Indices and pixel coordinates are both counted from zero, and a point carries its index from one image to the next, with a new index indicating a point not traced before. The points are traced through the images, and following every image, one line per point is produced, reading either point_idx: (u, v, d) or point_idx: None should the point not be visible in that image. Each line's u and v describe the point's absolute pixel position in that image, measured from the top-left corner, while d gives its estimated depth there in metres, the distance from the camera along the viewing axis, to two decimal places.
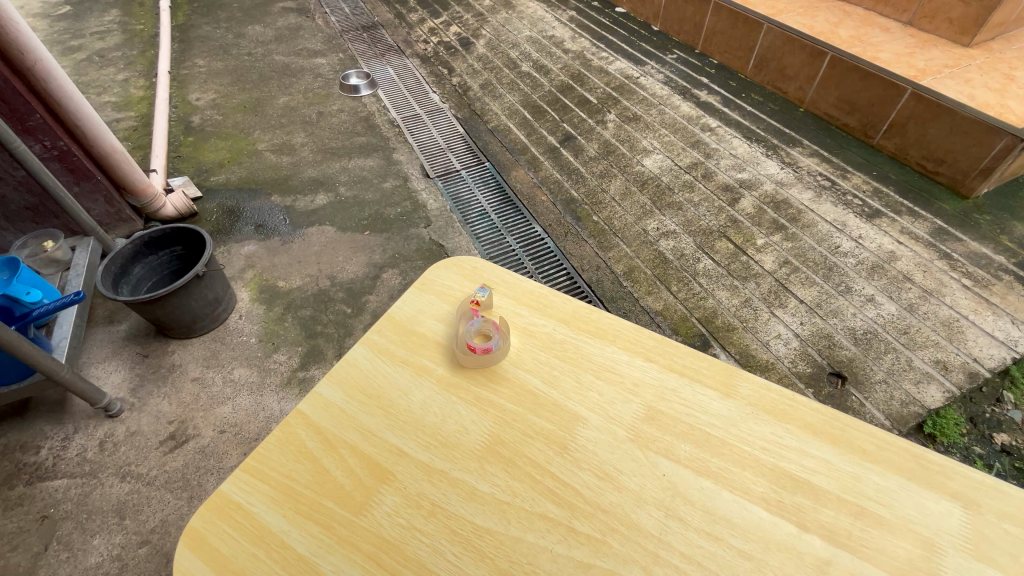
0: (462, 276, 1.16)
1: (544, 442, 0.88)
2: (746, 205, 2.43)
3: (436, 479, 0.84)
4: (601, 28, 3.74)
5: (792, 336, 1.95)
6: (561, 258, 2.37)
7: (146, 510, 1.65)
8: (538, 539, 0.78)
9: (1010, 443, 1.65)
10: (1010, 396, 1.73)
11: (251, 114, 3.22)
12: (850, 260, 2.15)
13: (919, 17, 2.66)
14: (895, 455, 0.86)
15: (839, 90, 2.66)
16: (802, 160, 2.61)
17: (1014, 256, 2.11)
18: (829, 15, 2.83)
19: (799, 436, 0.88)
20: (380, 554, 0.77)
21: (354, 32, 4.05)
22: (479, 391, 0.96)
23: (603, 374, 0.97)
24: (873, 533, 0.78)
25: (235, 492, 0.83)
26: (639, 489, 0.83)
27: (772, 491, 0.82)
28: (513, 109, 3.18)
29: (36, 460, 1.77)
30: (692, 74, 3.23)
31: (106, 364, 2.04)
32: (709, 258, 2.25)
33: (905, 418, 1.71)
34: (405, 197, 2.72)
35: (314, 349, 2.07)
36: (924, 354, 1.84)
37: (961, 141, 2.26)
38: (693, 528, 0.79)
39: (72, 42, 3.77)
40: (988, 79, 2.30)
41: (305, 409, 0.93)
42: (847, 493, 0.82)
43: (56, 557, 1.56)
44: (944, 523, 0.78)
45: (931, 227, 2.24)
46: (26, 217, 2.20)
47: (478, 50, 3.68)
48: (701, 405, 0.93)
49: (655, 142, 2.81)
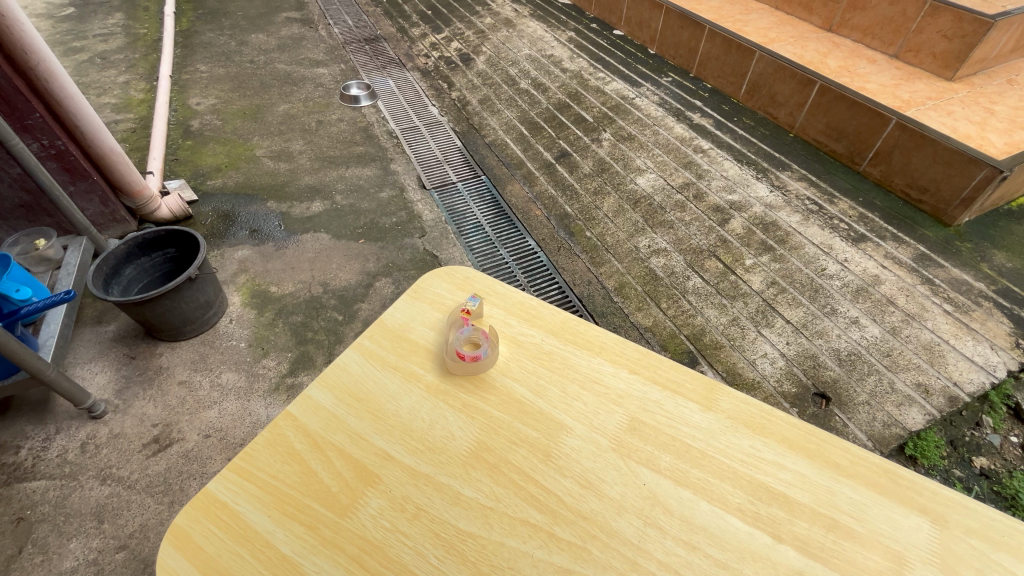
0: (454, 285, 1.19)
1: (529, 450, 0.90)
2: (735, 225, 2.49)
3: (422, 483, 0.85)
4: (599, 50, 3.83)
5: (778, 355, 1.99)
6: (552, 271, 2.41)
7: (125, 514, 1.63)
8: (519, 545, 0.79)
9: (989, 467, 1.68)
10: (989, 420, 1.78)
11: (251, 121, 3.25)
12: (835, 283, 2.20)
13: (904, 51, 2.76)
14: (869, 471, 0.89)
15: (828, 116, 2.75)
16: (790, 184, 2.68)
17: (994, 284, 2.18)
18: (819, 45, 2.94)
19: (777, 450, 0.91)
20: (363, 556, 0.78)
21: (357, 44, 4.13)
22: (466, 398, 0.97)
23: (588, 384, 1.00)
24: (844, 545, 0.80)
25: (222, 492, 0.84)
26: (619, 497, 0.85)
27: (748, 503, 0.84)
28: (510, 124, 3.25)
29: (15, 460, 1.75)
30: (687, 96, 3.32)
31: (92, 365, 2.03)
32: (698, 277, 2.29)
33: (887, 440, 1.73)
34: (401, 207, 2.75)
35: (303, 356, 2.07)
36: (906, 377, 1.88)
37: (943, 170, 2.33)
38: (671, 537, 0.81)
39: (74, 43, 3.80)
40: (970, 113, 2.40)
41: (295, 411, 0.95)
42: (821, 506, 0.84)
43: (30, 560, 1.54)
44: (913, 537, 0.81)
45: (915, 253, 2.30)
46: (19, 215, 2.20)
47: (478, 66, 3.76)
48: (682, 417, 0.95)
49: (648, 162, 2.87)
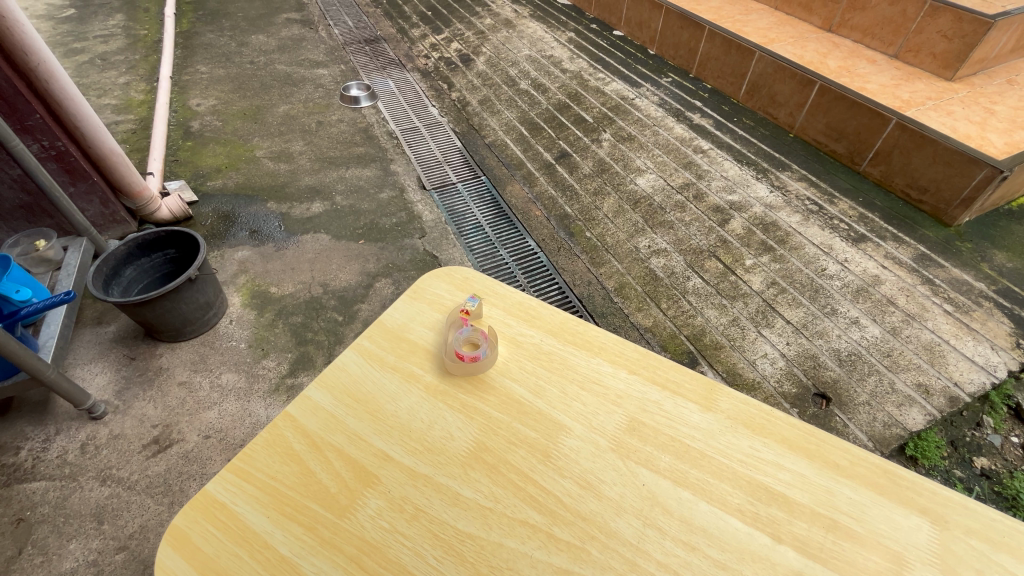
0: (454, 286, 1.19)
1: (528, 450, 0.90)
2: (735, 225, 2.49)
3: (421, 484, 0.85)
4: (599, 50, 3.84)
5: (779, 355, 1.99)
6: (552, 272, 2.41)
7: (125, 515, 1.63)
8: (518, 545, 0.79)
9: (989, 467, 1.68)
10: (989, 421, 1.78)
11: (251, 122, 3.25)
12: (836, 283, 2.20)
13: (904, 51, 2.76)
14: (868, 471, 0.89)
15: (828, 117, 2.74)
16: (790, 184, 2.68)
17: (994, 284, 2.17)
18: (819, 45, 2.94)
19: (776, 450, 0.91)
20: (362, 556, 0.78)
21: (357, 44, 4.13)
22: (465, 398, 0.97)
23: (588, 385, 0.99)
24: (844, 546, 0.80)
25: (221, 492, 0.84)
26: (618, 498, 0.85)
27: (748, 503, 0.84)
28: (510, 125, 3.25)
29: (15, 461, 1.75)
30: (686, 97, 3.32)
31: (92, 366, 2.03)
32: (698, 277, 2.29)
33: (887, 440, 1.73)
34: (401, 208, 2.75)
35: (303, 356, 2.07)
36: (907, 377, 1.88)
37: (943, 170, 2.33)
38: (671, 538, 0.81)
39: (75, 45, 3.80)
40: (970, 113, 2.39)
41: (295, 411, 0.95)
42: (820, 506, 0.84)
43: (30, 561, 1.54)
44: (913, 537, 0.81)
45: (915, 253, 2.30)
46: (19, 216, 2.20)
47: (478, 66, 3.76)
48: (681, 418, 0.95)
49: (648, 162, 2.87)
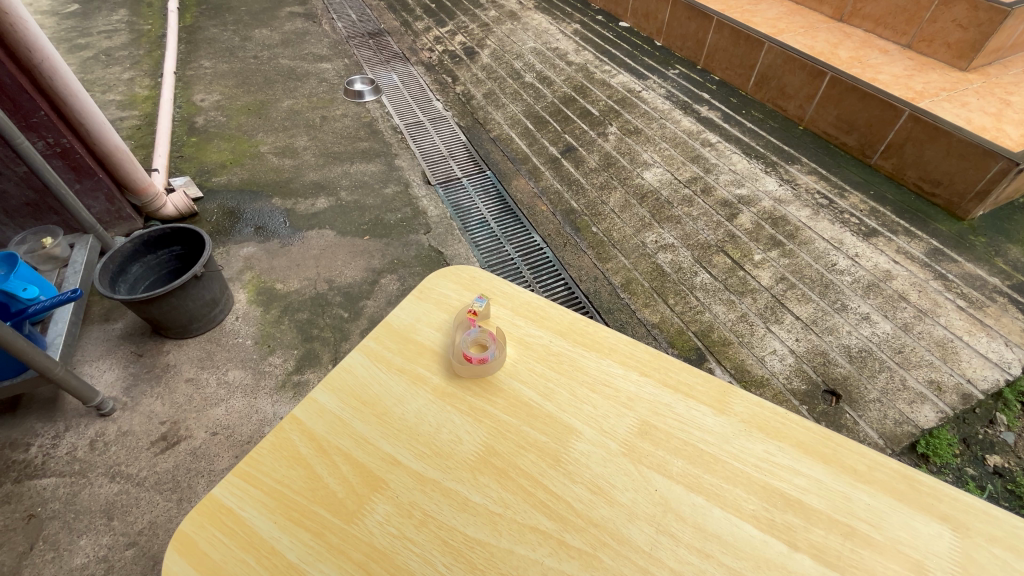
0: (461, 285, 1.17)
1: (537, 454, 0.89)
2: (744, 220, 2.45)
3: (429, 488, 0.84)
4: (605, 42, 3.78)
5: (788, 352, 1.96)
6: (559, 268, 2.39)
7: (134, 512, 1.64)
8: (529, 552, 0.78)
9: (1003, 465, 1.65)
10: (1003, 418, 1.74)
11: (255, 117, 3.24)
12: (846, 278, 2.17)
13: (917, 41, 2.70)
14: (886, 476, 0.87)
15: (838, 109, 2.69)
16: (800, 177, 2.64)
17: (1008, 279, 2.13)
18: (829, 36, 2.88)
19: (791, 455, 0.89)
20: (369, 563, 0.77)
21: (360, 38, 4.10)
22: (473, 401, 0.96)
23: (597, 387, 0.98)
24: (862, 553, 0.78)
25: (227, 497, 0.83)
26: (630, 503, 0.83)
27: (763, 510, 0.82)
28: (515, 118, 3.21)
29: (26, 457, 1.76)
30: (694, 89, 3.27)
31: (100, 363, 2.03)
32: (706, 273, 2.26)
33: (899, 438, 1.71)
34: (405, 203, 2.73)
35: (309, 353, 2.06)
36: (918, 374, 1.85)
37: (958, 164, 2.28)
38: (684, 545, 0.79)
39: (79, 40, 3.79)
40: (985, 104, 2.34)
41: (300, 414, 0.94)
42: (837, 512, 0.82)
43: (42, 557, 1.55)
44: (934, 545, 0.79)
45: (928, 247, 2.26)
46: (26, 213, 2.20)
47: (483, 59, 3.72)
48: (695, 422, 0.93)
49: (655, 156, 2.83)
